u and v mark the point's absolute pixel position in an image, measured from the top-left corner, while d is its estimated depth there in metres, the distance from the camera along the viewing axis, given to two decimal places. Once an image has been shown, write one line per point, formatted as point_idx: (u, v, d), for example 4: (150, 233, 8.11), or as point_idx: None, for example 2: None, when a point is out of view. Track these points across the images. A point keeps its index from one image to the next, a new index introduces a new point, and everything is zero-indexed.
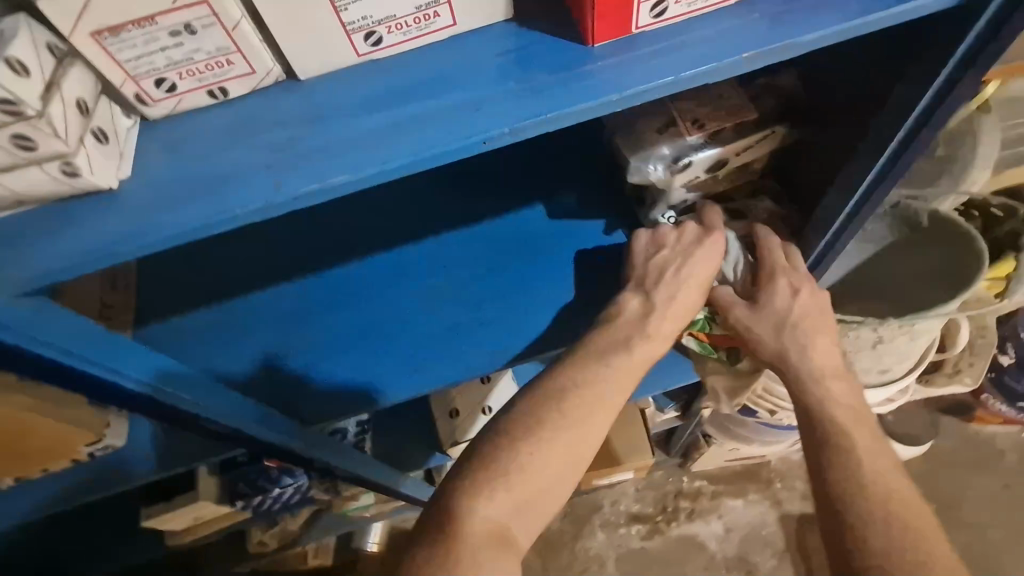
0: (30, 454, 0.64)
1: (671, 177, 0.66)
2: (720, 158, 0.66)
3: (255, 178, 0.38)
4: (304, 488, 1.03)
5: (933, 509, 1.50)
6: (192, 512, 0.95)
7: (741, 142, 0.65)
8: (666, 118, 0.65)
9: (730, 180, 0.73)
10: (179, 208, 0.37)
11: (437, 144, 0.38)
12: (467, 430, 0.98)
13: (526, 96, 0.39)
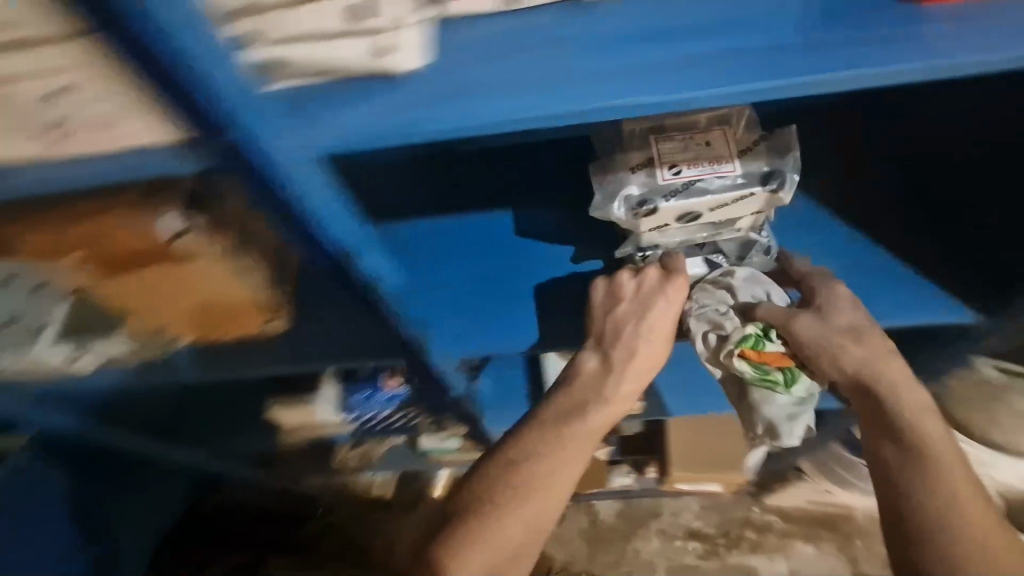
0: (214, 317, 0.71)
1: (634, 219, 0.64)
2: (692, 209, 0.64)
3: (554, 88, 0.37)
4: (410, 418, 1.09)
5: None
6: (312, 411, 1.01)
7: (722, 192, 0.62)
8: (647, 154, 0.62)
9: (716, 231, 0.70)
10: (484, 99, 0.37)
11: (749, 80, 0.37)
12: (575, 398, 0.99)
13: (848, 49, 0.37)
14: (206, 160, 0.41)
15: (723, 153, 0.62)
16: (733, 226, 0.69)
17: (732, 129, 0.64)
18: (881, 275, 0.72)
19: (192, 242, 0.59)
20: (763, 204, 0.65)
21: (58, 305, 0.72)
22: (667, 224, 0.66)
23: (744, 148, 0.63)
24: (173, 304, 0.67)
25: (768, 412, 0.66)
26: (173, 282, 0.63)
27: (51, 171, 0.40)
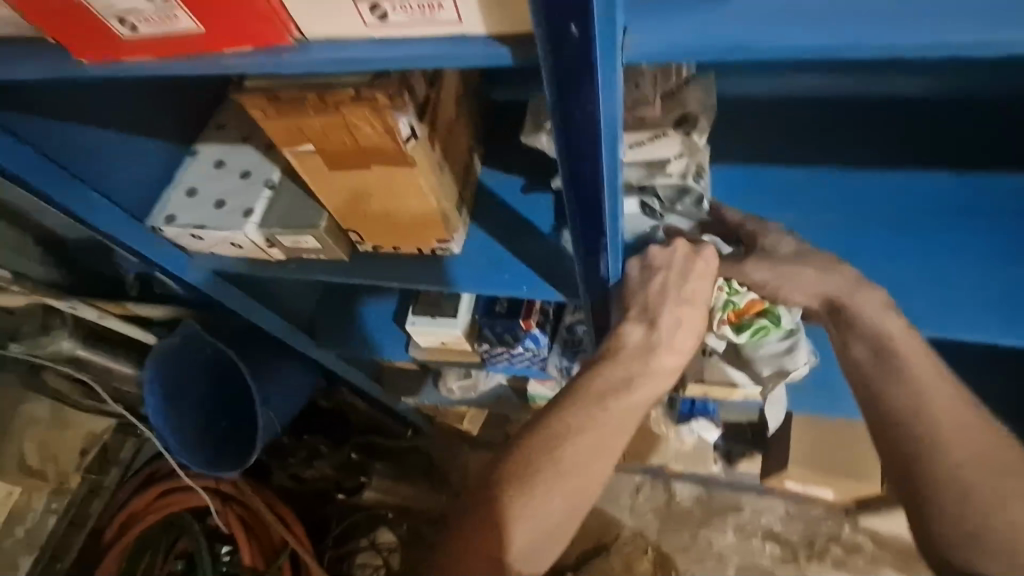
0: (405, 227, 0.73)
1: None
2: None
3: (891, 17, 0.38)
4: (539, 360, 1.06)
5: None
6: (447, 334, 1.04)
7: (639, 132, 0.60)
8: None
9: (647, 176, 0.65)
10: (830, 16, 0.39)
11: None
12: (715, 371, 0.96)
13: None
14: (529, 58, 0.44)
15: (648, 97, 0.60)
16: (664, 170, 0.64)
17: (669, 81, 0.61)
18: (935, 294, 0.69)
19: (417, 150, 0.60)
20: (685, 151, 0.61)
21: (264, 194, 0.80)
22: None
23: (670, 93, 0.61)
24: (373, 208, 0.70)
25: (769, 352, 0.83)
26: (389, 181, 0.65)
27: (368, 48, 0.46)
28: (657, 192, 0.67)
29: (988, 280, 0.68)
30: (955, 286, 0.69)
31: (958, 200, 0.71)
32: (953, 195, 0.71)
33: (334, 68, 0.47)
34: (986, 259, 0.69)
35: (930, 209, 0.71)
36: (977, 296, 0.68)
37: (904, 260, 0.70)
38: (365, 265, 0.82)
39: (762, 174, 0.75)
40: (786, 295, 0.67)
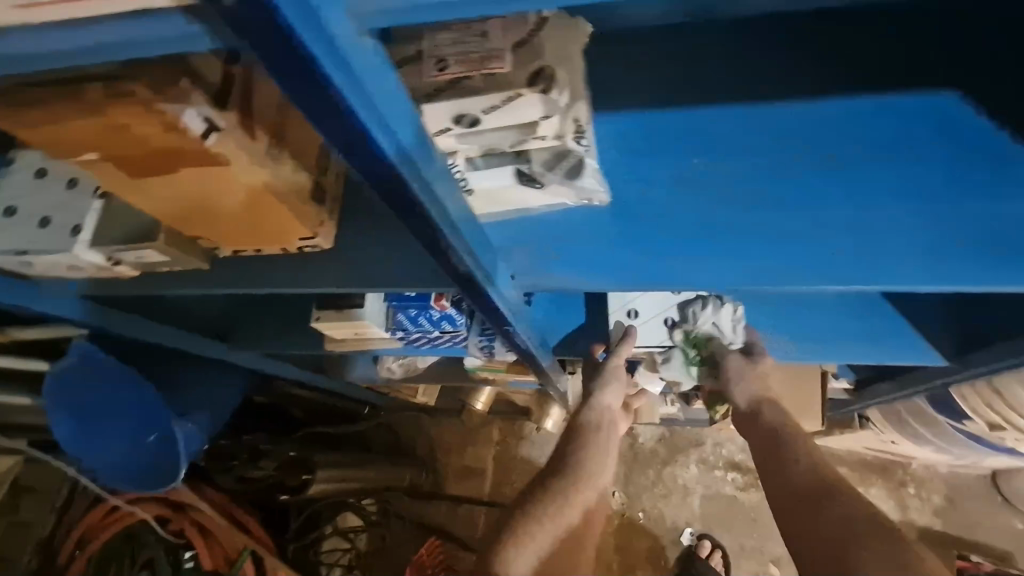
0: (256, 227, 0.63)
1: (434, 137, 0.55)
2: (463, 111, 0.52)
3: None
4: (460, 339, 0.99)
5: None
6: (358, 327, 0.96)
7: (495, 95, 0.50)
8: (413, 48, 0.51)
9: (520, 139, 0.57)
10: None
11: None
12: (644, 334, 0.91)
13: None
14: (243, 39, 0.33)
15: (498, 49, 0.49)
16: (536, 133, 0.56)
17: (524, 26, 0.51)
18: (952, 247, 0.58)
19: (221, 147, 0.49)
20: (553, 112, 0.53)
21: (93, 206, 0.67)
22: (451, 129, 0.54)
23: (521, 43, 0.50)
24: (208, 213, 0.60)
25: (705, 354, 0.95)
26: (208, 186, 0.55)
27: (61, 32, 0.35)
28: (533, 158, 0.60)
29: (936, 217, 0.59)
30: (926, 233, 0.59)
31: (876, 128, 0.61)
32: (941, 124, 0.59)
33: (19, 62, 0.37)
34: (909, 197, 0.59)
35: (843, 145, 0.61)
36: (923, 239, 0.59)
37: (818, 210, 0.61)
38: (232, 274, 0.72)
39: (654, 126, 0.65)
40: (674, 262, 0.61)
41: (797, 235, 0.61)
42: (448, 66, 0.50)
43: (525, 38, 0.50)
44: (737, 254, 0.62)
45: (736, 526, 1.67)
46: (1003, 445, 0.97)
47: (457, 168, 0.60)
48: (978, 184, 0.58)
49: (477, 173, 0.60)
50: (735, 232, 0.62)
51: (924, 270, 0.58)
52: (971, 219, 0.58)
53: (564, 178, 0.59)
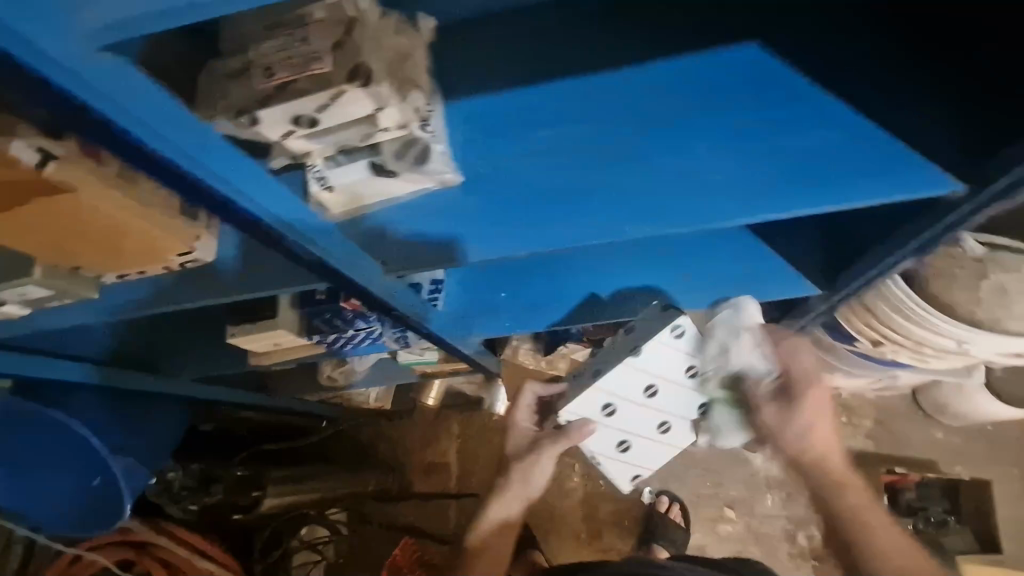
0: (130, 251, 0.65)
1: (281, 140, 0.59)
2: (297, 112, 0.55)
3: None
4: (376, 335, 1.03)
5: (1017, 473, 1.47)
6: (273, 337, 0.98)
7: (319, 94, 0.53)
8: (243, 60, 0.55)
9: (363, 133, 0.61)
10: None
11: None
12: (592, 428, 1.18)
13: None
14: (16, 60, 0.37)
15: (318, 52, 0.53)
16: (380, 125, 0.60)
17: (340, 28, 0.54)
18: (760, 180, 0.65)
19: (62, 173, 0.52)
20: (382, 104, 0.57)
21: None
22: (293, 130, 0.58)
23: (338, 43, 0.54)
24: (77, 245, 0.62)
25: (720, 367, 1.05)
26: (66, 219, 0.57)
27: None
28: (385, 150, 0.64)
29: (744, 157, 0.65)
30: (735, 172, 0.65)
31: (693, 83, 0.66)
32: (748, 71, 0.63)
33: None
34: (727, 142, 0.65)
35: (664, 104, 0.66)
36: (731, 178, 0.66)
37: (648, 164, 0.67)
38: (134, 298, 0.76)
39: (497, 104, 0.69)
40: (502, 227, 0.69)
41: (630, 190, 0.68)
42: (275, 73, 0.54)
43: (345, 39, 0.54)
44: (579, 215, 0.69)
45: (690, 480, 1.71)
46: (890, 359, 1.05)
47: (316, 168, 0.64)
48: (782, 123, 0.64)
49: (334, 169, 0.64)
50: (576, 195, 0.69)
51: (735, 207, 0.66)
52: (778, 154, 0.64)
53: (416, 165, 0.64)
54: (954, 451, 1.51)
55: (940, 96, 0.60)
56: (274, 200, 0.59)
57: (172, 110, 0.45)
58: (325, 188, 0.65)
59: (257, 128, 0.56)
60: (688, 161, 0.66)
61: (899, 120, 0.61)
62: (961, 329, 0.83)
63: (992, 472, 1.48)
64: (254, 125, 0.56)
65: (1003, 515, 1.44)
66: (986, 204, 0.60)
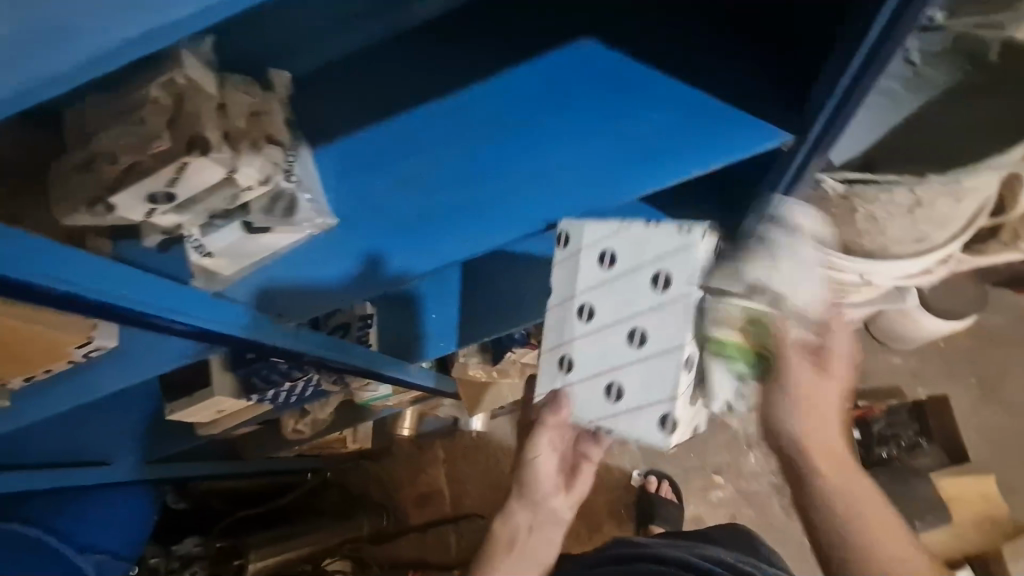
0: (27, 354, 0.66)
1: (146, 219, 0.60)
2: (150, 191, 0.57)
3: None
4: (316, 381, 1.03)
5: (973, 382, 1.49)
6: (213, 404, 0.98)
7: (165, 172, 0.55)
8: (86, 154, 0.56)
9: (225, 195, 0.62)
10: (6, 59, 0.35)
11: None
12: (620, 422, 0.69)
13: None
14: None
15: (155, 130, 0.55)
16: (242, 186, 0.62)
17: (174, 104, 0.57)
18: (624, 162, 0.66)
19: None
20: (231, 165, 0.58)
21: None
22: (154, 208, 0.59)
23: (174, 118, 0.56)
24: None
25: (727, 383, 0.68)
26: None
27: None
28: (255, 208, 0.66)
29: (600, 143, 0.67)
30: (596, 159, 0.67)
31: (540, 83, 0.68)
32: (584, 64, 0.67)
33: None
34: (580, 136, 0.67)
35: (517, 110, 0.68)
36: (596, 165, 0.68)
37: (510, 172, 0.68)
38: (52, 395, 0.77)
39: (364, 139, 0.72)
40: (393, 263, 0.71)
41: (497, 201, 0.69)
42: (119, 160, 0.56)
43: (180, 112, 0.56)
44: (455, 235, 0.70)
45: (674, 454, 1.73)
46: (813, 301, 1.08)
47: (193, 237, 0.65)
48: (626, 107, 0.66)
49: (209, 236, 0.66)
50: (450, 211, 0.70)
51: (602, 192, 0.67)
52: (629, 134, 0.66)
53: (286, 217, 0.66)
54: (912, 373, 1.51)
55: (746, 58, 0.65)
56: (162, 293, 0.57)
57: (53, 255, 0.47)
58: (206, 254, 0.66)
59: (116, 213, 0.57)
60: (552, 158, 0.68)
61: (726, 86, 0.65)
62: (855, 261, 0.86)
63: (951, 387, 1.49)
64: (111, 212, 0.57)
65: (971, 426, 1.47)
66: (816, 145, 0.63)
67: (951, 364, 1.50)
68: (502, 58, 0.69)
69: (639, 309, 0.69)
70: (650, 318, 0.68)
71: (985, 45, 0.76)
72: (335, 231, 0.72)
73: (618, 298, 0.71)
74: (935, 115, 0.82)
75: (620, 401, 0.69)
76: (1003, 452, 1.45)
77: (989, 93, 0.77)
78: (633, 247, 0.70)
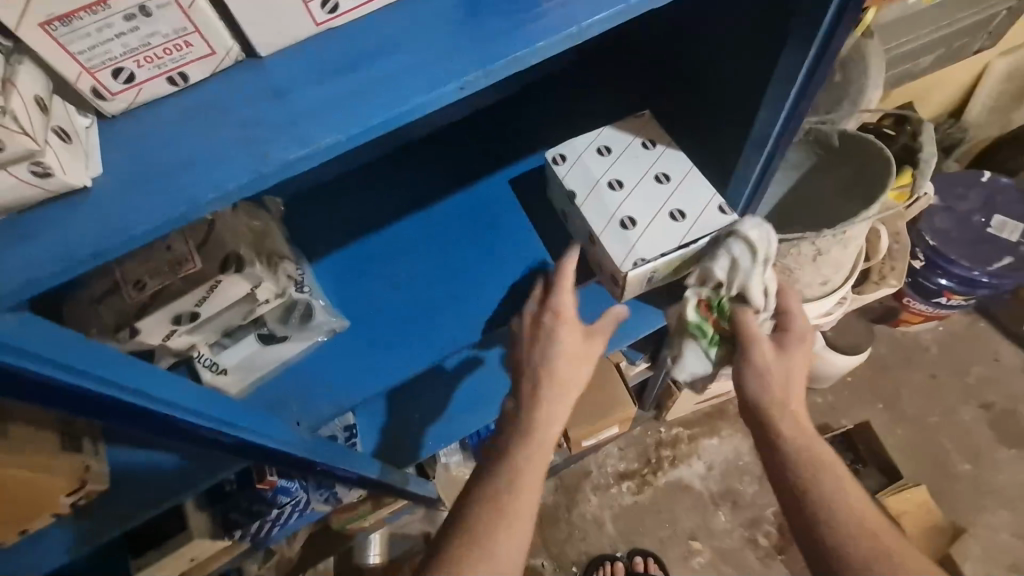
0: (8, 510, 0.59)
1: (165, 340, 0.61)
2: (177, 309, 0.59)
3: (311, 108, 0.39)
4: (304, 504, 0.99)
5: (881, 407, 1.70)
6: (186, 553, 0.88)
7: (194, 291, 0.59)
8: (108, 281, 0.58)
9: (245, 310, 0.65)
10: (150, 192, 0.37)
11: (403, 85, 0.40)
12: (702, 227, 0.71)
13: (470, 34, 0.41)
14: None
15: (183, 254, 0.58)
16: (260, 301, 0.65)
17: (199, 229, 0.61)
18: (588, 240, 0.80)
19: None
20: (258, 279, 0.62)
21: None
22: (176, 328, 0.61)
23: (202, 242, 0.60)
24: None
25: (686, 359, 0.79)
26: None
27: None
28: (269, 320, 0.69)
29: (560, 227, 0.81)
30: (558, 240, 0.81)
31: (507, 189, 0.84)
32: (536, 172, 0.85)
33: None
34: (544, 223, 0.82)
35: (493, 213, 0.82)
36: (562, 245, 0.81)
37: (497, 259, 0.79)
38: (38, 554, 0.70)
39: (359, 247, 0.80)
40: (405, 359, 0.73)
41: (489, 284, 0.78)
42: (146, 285, 0.57)
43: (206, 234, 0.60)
44: (459, 320, 0.76)
45: (650, 526, 1.65)
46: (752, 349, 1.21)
47: (203, 356, 0.67)
48: None
49: (220, 350, 0.67)
50: (451, 302, 0.77)
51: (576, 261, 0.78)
52: None
53: (302, 323, 0.70)
54: (833, 409, 1.70)
55: None
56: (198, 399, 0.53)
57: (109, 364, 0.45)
58: (218, 372, 0.67)
59: (138, 337, 0.59)
60: (527, 244, 0.80)
61: None
62: None
63: (864, 413, 1.69)
64: (134, 336, 0.58)
65: (891, 445, 1.66)
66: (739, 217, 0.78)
67: (859, 393, 1.71)
68: (473, 175, 0.84)
69: (656, 158, 0.75)
70: (669, 160, 0.75)
71: (828, 134, 1.00)
72: (346, 336, 0.75)
73: (634, 160, 0.75)
74: (806, 187, 1.07)
75: (688, 217, 0.71)
76: (921, 465, 1.63)
77: (841, 163, 1.02)
78: (621, 132, 0.77)
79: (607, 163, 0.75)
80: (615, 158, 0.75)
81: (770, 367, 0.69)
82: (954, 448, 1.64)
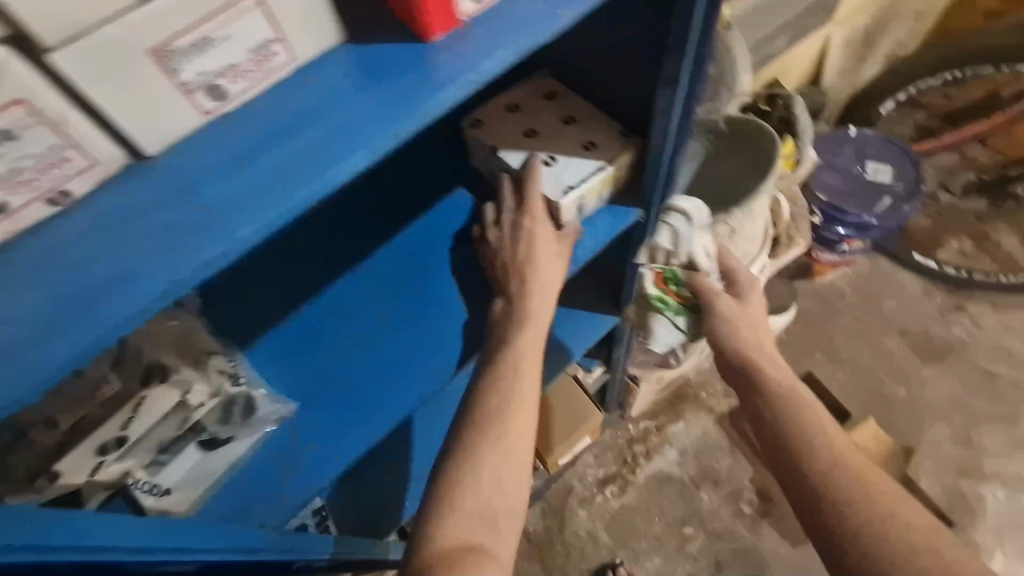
0: None
1: (92, 476, 0.55)
2: (98, 439, 0.56)
3: (221, 205, 0.38)
4: None
5: (819, 355, 1.81)
6: None
7: (114, 415, 0.56)
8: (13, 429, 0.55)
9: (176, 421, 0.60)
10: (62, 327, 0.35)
11: (314, 163, 0.39)
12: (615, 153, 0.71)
13: (371, 98, 0.41)
14: None
15: (93, 377, 0.57)
16: (192, 407, 0.61)
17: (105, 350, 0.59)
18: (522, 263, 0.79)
19: None
20: (181, 381, 0.59)
21: None
22: (102, 460, 0.56)
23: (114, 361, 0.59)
24: None
25: (659, 333, 0.97)
26: None
27: None
28: (209, 425, 0.63)
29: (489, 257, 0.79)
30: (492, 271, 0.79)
31: (428, 232, 0.82)
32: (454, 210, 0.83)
33: None
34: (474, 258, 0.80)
35: (424, 257, 0.80)
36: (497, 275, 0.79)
37: (436, 305, 0.77)
38: None
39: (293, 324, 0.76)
40: (365, 430, 0.70)
41: (434, 332, 0.76)
42: (59, 422, 0.55)
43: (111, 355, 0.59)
44: (411, 375, 0.73)
45: (641, 525, 1.65)
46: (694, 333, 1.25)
47: (140, 482, 0.60)
48: None
49: (159, 472, 0.61)
50: (398, 357, 0.74)
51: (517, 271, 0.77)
52: None
53: (246, 419, 0.65)
54: None
55: None
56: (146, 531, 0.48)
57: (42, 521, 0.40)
58: (161, 494, 0.61)
59: (60, 481, 0.53)
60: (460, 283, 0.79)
61: None
62: None
63: (806, 365, 1.79)
64: (54, 481, 0.53)
65: (836, 389, 1.76)
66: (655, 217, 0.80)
67: (798, 348, 1.82)
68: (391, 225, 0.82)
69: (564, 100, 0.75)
70: (578, 104, 0.75)
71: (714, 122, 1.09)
72: (299, 420, 0.70)
73: (545, 114, 0.75)
74: (707, 172, 1.13)
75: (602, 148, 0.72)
76: (866, 401, 1.74)
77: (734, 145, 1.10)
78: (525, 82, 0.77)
79: (519, 114, 0.75)
80: (526, 110, 0.75)
81: (737, 321, 0.81)
82: (889, 378, 1.77)
